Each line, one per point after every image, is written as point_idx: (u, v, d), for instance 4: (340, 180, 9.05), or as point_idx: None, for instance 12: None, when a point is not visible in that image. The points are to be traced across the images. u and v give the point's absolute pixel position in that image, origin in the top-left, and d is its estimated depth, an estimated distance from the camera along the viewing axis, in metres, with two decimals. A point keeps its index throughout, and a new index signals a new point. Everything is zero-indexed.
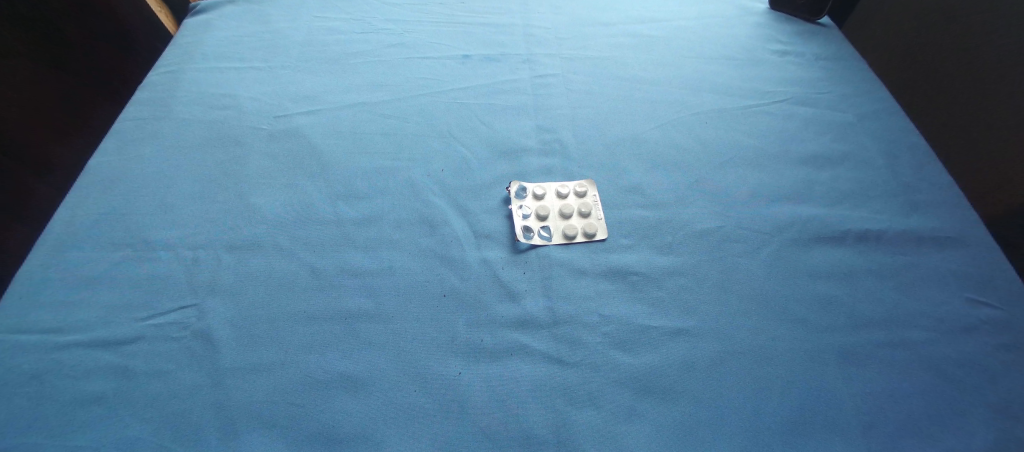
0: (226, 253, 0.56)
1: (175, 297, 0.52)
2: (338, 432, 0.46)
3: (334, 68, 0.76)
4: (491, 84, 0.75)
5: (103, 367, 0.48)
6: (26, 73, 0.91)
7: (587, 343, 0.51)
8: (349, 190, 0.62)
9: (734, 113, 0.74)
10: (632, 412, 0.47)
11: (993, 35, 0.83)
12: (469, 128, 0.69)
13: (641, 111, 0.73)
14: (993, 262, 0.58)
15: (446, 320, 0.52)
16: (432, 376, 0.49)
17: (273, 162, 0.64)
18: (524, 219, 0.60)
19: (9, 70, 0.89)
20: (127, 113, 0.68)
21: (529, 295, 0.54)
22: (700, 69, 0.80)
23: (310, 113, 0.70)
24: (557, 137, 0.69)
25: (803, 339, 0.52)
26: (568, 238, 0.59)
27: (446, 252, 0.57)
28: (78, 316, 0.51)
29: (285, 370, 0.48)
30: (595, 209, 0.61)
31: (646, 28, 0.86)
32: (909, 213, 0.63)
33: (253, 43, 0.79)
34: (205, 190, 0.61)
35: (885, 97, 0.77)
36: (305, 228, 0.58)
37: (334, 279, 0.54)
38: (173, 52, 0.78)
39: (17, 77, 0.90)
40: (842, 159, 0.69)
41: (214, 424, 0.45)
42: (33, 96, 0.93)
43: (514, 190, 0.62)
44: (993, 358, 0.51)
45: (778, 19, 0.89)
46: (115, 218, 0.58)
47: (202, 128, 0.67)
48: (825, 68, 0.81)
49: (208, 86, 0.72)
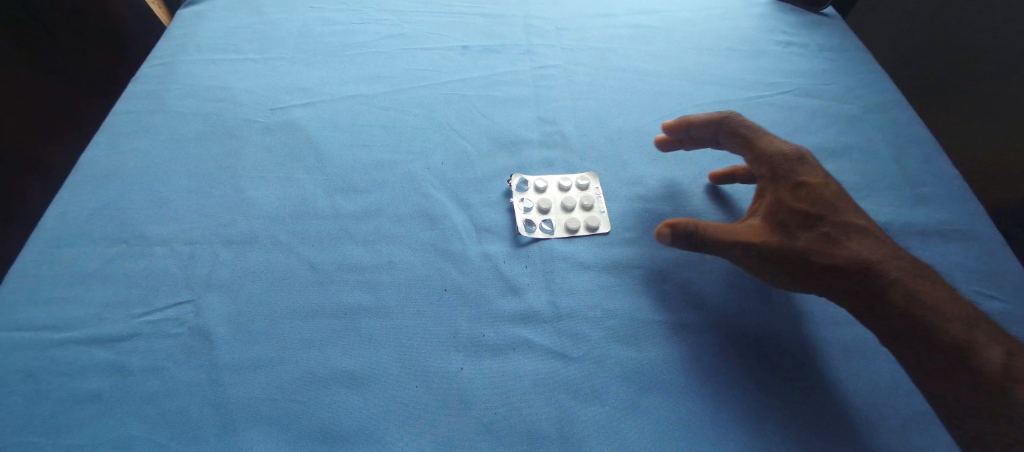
0: (221, 248, 0.55)
1: (171, 293, 0.51)
2: (339, 430, 0.45)
3: (331, 60, 0.74)
4: (491, 75, 0.74)
5: (98, 365, 0.47)
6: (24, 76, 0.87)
7: (590, 338, 0.50)
8: (347, 183, 0.61)
9: (738, 105, 0.73)
10: (636, 408, 0.47)
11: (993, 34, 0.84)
12: (469, 120, 0.68)
13: (643, 102, 0.72)
14: (997, 255, 0.58)
15: (447, 315, 0.51)
16: (432, 371, 0.48)
17: (269, 155, 0.63)
18: (526, 213, 0.59)
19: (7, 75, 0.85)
20: (119, 107, 0.67)
21: (531, 289, 0.54)
22: (703, 60, 0.79)
23: (308, 105, 0.69)
24: (558, 130, 0.68)
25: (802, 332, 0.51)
26: (571, 231, 0.58)
27: (448, 247, 0.56)
28: (72, 313, 0.50)
29: (283, 366, 0.48)
30: (598, 202, 0.61)
31: (648, 19, 0.85)
32: (914, 207, 0.62)
33: (246, 34, 0.77)
34: (201, 184, 0.60)
35: (890, 88, 0.76)
36: (304, 222, 0.57)
37: (333, 275, 0.53)
38: (165, 43, 0.76)
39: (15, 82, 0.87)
40: (847, 151, 0.68)
41: (212, 421, 0.45)
42: (31, 100, 0.89)
43: (514, 182, 0.62)
44: None
45: (782, 8, 0.88)
46: (109, 213, 0.57)
47: (196, 122, 0.66)
48: (829, 59, 0.80)
49: (202, 78, 0.71)
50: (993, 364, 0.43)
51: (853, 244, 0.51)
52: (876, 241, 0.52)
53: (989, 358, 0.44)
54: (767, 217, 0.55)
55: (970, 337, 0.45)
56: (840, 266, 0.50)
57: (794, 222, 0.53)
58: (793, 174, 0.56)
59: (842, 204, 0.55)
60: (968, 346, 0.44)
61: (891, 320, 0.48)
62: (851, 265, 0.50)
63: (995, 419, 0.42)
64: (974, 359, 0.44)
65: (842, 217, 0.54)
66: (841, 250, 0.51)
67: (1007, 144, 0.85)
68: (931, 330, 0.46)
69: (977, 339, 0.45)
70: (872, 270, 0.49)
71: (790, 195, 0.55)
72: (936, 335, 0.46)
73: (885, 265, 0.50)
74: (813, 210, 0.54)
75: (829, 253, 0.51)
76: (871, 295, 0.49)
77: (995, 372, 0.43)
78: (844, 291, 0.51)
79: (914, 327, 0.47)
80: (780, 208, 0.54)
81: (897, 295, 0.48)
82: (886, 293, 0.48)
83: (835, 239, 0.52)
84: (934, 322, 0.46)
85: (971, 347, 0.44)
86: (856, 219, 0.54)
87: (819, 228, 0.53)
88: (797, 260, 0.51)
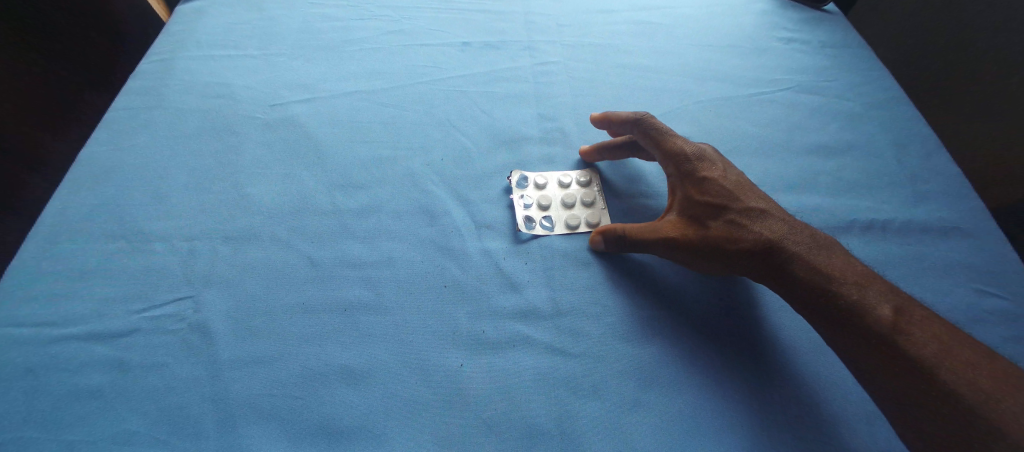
0: (221, 244, 0.55)
1: (171, 289, 0.51)
2: (339, 426, 0.45)
3: (331, 56, 0.74)
4: (491, 72, 0.73)
5: (98, 361, 0.47)
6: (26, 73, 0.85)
7: (590, 334, 0.50)
8: (347, 180, 0.61)
9: (739, 102, 0.72)
10: (635, 404, 0.47)
11: (992, 28, 0.83)
12: (469, 117, 0.68)
13: (644, 99, 0.72)
14: (998, 252, 0.58)
15: (447, 312, 0.51)
16: (432, 367, 0.48)
17: (269, 152, 0.63)
18: (526, 209, 0.59)
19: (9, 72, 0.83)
20: (118, 103, 0.67)
21: (531, 285, 0.53)
22: (705, 57, 0.78)
23: (307, 102, 0.68)
24: (558, 126, 0.68)
25: (789, 326, 0.52)
26: (571, 228, 0.58)
27: (448, 243, 0.56)
28: (72, 309, 0.50)
29: (283, 362, 0.48)
30: (598, 199, 0.61)
31: (649, 15, 0.84)
32: (915, 204, 0.62)
33: (246, 31, 0.77)
34: (201, 181, 0.60)
35: (892, 85, 0.75)
36: (304, 219, 0.57)
37: (332, 271, 0.53)
38: (164, 40, 0.75)
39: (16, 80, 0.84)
40: (848, 148, 0.68)
41: (211, 417, 0.45)
42: (32, 97, 0.87)
43: (515, 179, 0.62)
44: (999, 349, 0.51)
45: (784, 5, 0.87)
46: (108, 209, 0.57)
47: (196, 118, 0.66)
48: (830, 56, 0.80)
49: (201, 75, 0.70)
50: (882, 322, 0.45)
51: (756, 227, 0.51)
52: (779, 223, 0.52)
53: (880, 315, 0.45)
54: (679, 212, 0.54)
55: (860, 300, 0.46)
56: (752, 251, 0.50)
57: (703, 214, 0.53)
58: (694, 170, 0.55)
59: (744, 191, 0.54)
60: (860, 309, 0.46)
61: (801, 296, 0.49)
62: (755, 247, 0.50)
63: (901, 374, 0.43)
64: (867, 318, 0.45)
65: (745, 203, 0.53)
66: (748, 233, 0.51)
67: (1008, 140, 0.83)
68: (834, 297, 0.47)
69: (867, 300, 0.46)
70: (774, 250, 0.50)
71: (694, 188, 0.54)
72: (836, 302, 0.47)
73: (785, 244, 0.50)
74: (715, 201, 0.53)
75: (738, 239, 0.51)
76: (778, 273, 0.50)
77: (884, 327, 0.45)
78: (752, 272, 0.51)
79: (819, 299, 0.48)
80: (689, 204, 0.54)
81: (800, 270, 0.49)
82: (791, 269, 0.49)
83: (740, 225, 0.51)
84: (831, 290, 0.47)
85: (863, 309, 0.46)
86: (757, 203, 0.53)
87: (725, 217, 0.52)
88: (715, 252, 0.51)
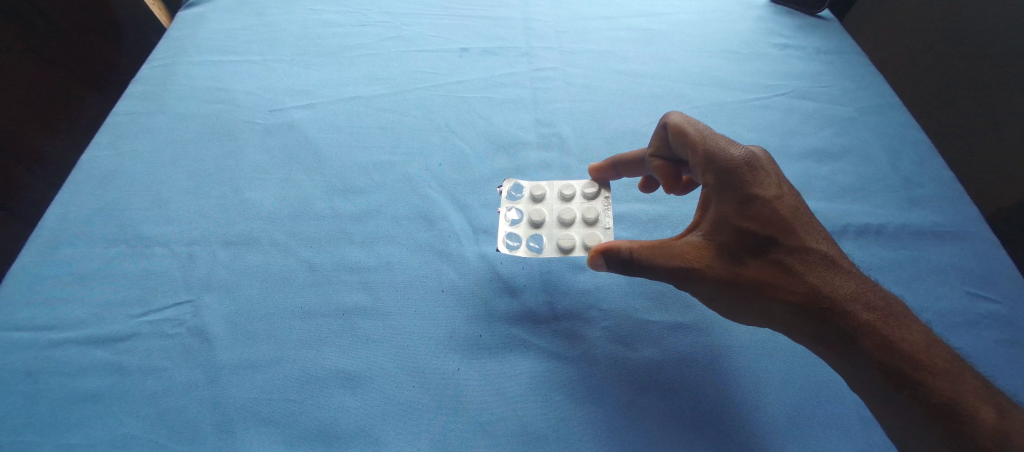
0: (220, 249, 0.55)
1: (170, 294, 0.52)
2: (335, 429, 0.45)
3: (331, 62, 0.75)
4: (488, 78, 0.74)
5: (96, 365, 0.47)
6: (29, 72, 0.85)
7: (588, 339, 0.51)
8: (346, 185, 0.61)
9: (735, 108, 0.73)
10: (632, 407, 0.47)
11: (992, 27, 0.80)
12: (467, 123, 0.69)
13: (641, 105, 0.73)
14: (992, 256, 0.58)
15: (445, 316, 0.52)
16: (429, 372, 0.48)
17: (269, 157, 0.63)
18: (513, 226, 0.57)
19: (13, 70, 0.83)
20: (119, 107, 0.67)
21: (528, 290, 0.54)
22: (702, 63, 0.79)
23: (307, 107, 0.69)
24: (555, 132, 0.68)
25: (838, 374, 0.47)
26: (563, 250, 0.54)
27: (445, 247, 0.57)
28: (70, 314, 0.50)
29: (281, 367, 0.48)
30: (603, 216, 0.57)
31: (647, 21, 0.85)
32: (910, 208, 0.62)
33: (248, 37, 0.77)
34: (200, 185, 0.60)
35: (886, 90, 0.76)
36: (302, 223, 0.58)
37: (331, 275, 0.54)
38: (165, 45, 0.76)
39: (20, 78, 0.84)
40: (842, 153, 0.68)
41: (210, 420, 0.45)
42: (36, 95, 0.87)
43: (506, 189, 0.60)
44: (992, 354, 0.52)
45: (780, 12, 0.88)
46: (108, 214, 0.57)
47: (197, 123, 0.66)
48: (825, 62, 0.80)
49: (202, 80, 0.71)
50: (984, 428, 0.38)
51: (812, 275, 0.45)
52: (841, 272, 0.45)
53: (981, 418, 0.38)
54: (709, 235, 0.47)
55: (956, 396, 0.39)
56: (804, 303, 0.44)
57: (741, 249, 0.46)
58: (745, 191, 0.46)
59: (801, 223, 0.46)
60: (955, 408, 0.39)
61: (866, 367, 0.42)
62: (806, 300, 0.44)
63: None
64: (963, 421, 0.38)
65: (801, 243, 0.46)
66: (797, 283, 0.45)
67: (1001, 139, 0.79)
68: (920, 386, 0.40)
69: (967, 401, 0.39)
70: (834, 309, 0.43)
71: (736, 214, 0.46)
72: (923, 393, 0.40)
73: (849, 302, 0.43)
74: (762, 236, 0.46)
75: (785, 287, 0.45)
76: (835, 333, 0.43)
77: (989, 438, 0.37)
78: (799, 325, 0.45)
79: (894, 381, 0.41)
80: (726, 229, 0.46)
81: (870, 341, 0.42)
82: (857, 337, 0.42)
83: (790, 270, 0.45)
84: (916, 377, 0.40)
85: (959, 410, 0.38)
86: (816, 243, 0.46)
87: (772, 257, 0.46)
88: (749, 294, 0.46)
